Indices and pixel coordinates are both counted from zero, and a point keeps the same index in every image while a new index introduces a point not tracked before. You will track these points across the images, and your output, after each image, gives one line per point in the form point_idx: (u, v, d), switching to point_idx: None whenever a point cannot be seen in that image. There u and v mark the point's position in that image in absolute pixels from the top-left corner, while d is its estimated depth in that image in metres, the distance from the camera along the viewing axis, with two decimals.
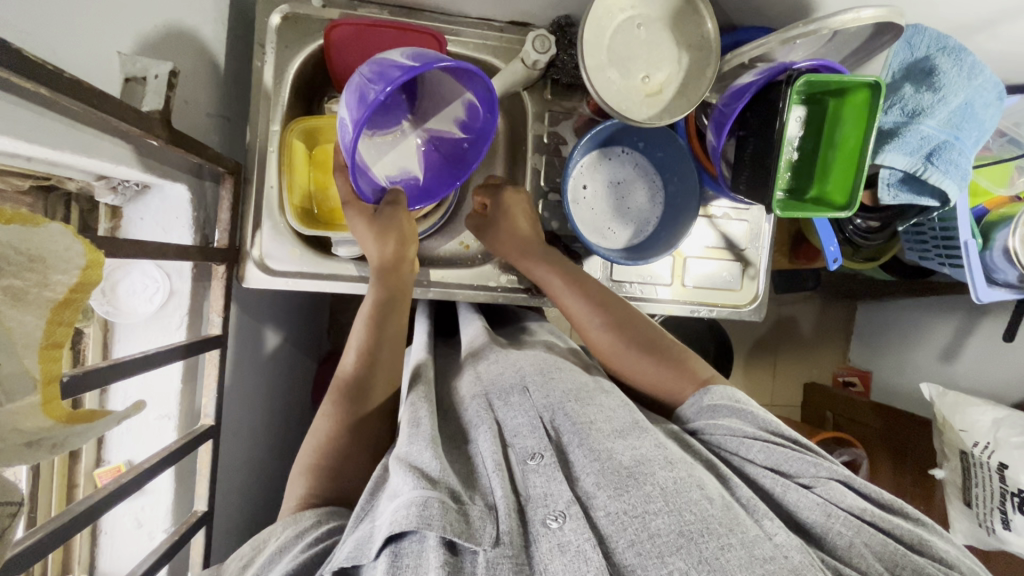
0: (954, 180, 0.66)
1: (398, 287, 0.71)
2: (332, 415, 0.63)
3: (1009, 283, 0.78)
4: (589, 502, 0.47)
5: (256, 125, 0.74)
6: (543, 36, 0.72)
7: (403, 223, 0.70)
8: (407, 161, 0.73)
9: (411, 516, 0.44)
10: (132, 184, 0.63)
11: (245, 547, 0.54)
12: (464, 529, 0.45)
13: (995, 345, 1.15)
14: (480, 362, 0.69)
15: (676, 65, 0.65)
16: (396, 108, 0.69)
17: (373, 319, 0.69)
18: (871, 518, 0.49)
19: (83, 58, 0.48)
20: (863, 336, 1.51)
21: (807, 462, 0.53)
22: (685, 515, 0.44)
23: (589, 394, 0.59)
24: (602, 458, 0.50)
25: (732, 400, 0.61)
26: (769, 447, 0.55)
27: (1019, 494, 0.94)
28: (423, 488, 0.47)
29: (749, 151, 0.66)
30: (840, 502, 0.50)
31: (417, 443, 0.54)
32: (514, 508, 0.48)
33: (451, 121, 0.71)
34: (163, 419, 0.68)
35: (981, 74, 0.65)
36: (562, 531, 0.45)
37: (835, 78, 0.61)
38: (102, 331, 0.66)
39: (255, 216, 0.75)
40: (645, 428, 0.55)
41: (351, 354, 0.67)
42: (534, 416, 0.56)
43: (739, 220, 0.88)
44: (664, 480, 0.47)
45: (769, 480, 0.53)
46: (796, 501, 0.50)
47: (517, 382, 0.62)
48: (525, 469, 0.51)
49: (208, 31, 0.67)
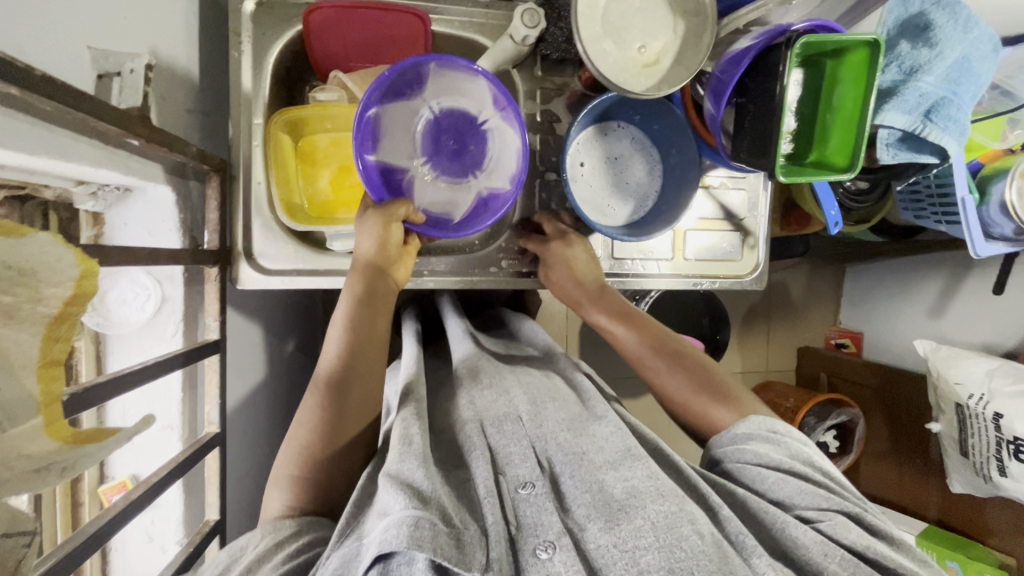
0: (953, 136, 0.65)
1: (375, 291, 0.69)
2: (312, 434, 0.61)
3: (1006, 237, 0.79)
4: (580, 534, 0.48)
5: (238, 119, 0.71)
6: (532, 10, 0.70)
7: (393, 222, 0.68)
8: (454, 206, 0.75)
9: (403, 536, 0.43)
10: (113, 188, 0.60)
11: (220, 554, 0.52)
12: (455, 554, 0.44)
13: (984, 298, 1.17)
14: (475, 386, 0.68)
15: (672, 33, 0.63)
16: (466, 160, 0.75)
17: (352, 326, 0.67)
18: (873, 555, 0.49)
19: (51, 54, 0.45)
20: (852, 298, 1.53)
21: (817, 496, 0.54)
22: (676, 551, 0.45)
23: (582, 425, 0.62)
24: (594, 490, 0.51)
25: (772, 429, 0.62)
26: (783, 479, 0.56)
27: (1015, 441, 0.96)
28: (414, 507, 0.46)
29: (748, 119, 0.65)
30: (842, 538, 0.50)
31: (408, 460, 0.53)
32: (505, 535, 0.48)
33: (506, 178, 0.74)
34: (167, 430, 0.66)
35: (977, 27, 0.65)
36: (551, 562, 0.46)
37: (835, 37, 0.60)
38: (94, 344, 0.64)
39: (244, 215, 0.72)
40: (639, 456, 0.55)
41: (332, 350, 0.66)
42: (526, 445, 0.57)
43: (736, 189, 0.87)
44: (655, 514, 0.48)
45: (769, 513, 0.53)
46: (796, 536, 0.50)
47: (510, 411, 0.62)
48: (515, 497, 0.52)
49: (180, 20, 0.63)
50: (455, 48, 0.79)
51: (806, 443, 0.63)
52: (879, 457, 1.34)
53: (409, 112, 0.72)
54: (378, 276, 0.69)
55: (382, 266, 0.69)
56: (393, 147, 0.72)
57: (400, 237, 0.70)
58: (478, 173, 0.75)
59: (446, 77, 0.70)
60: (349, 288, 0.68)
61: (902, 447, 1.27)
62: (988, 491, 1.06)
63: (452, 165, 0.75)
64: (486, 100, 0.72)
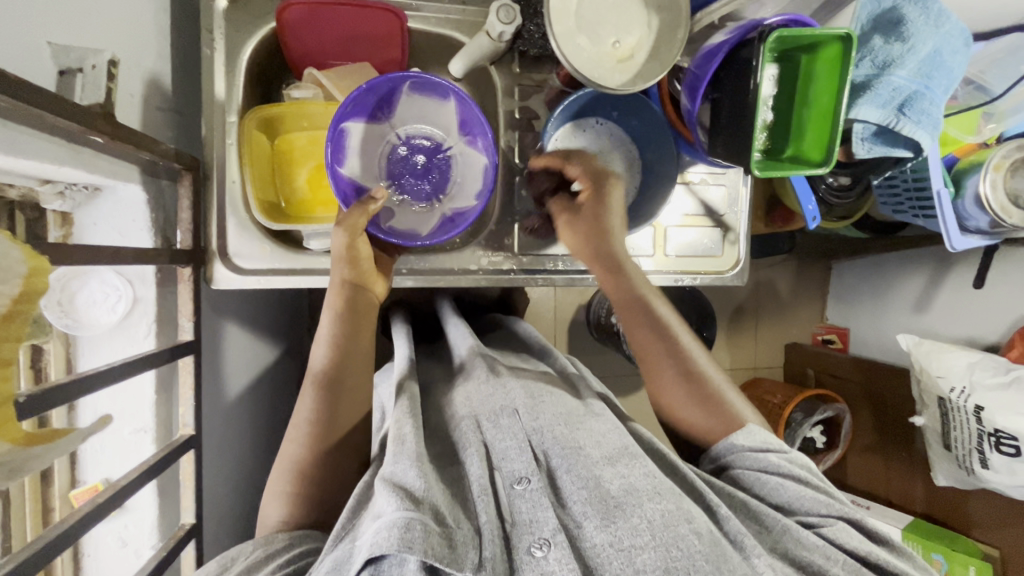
0: (926, 130, 0.66)
1: (355, 306, 0.68)
2: (308, 455, 0.62)
3: (981, 230, 0.79)
4: (576, 532, 0.48)
5: (211, 117, 0.70)
6: (508, 6, 0.69)
7: (356, 234, 0.66)
8: (421, 225, 0.76)
9: (393, 539, 0.43)
10: (81, 187, 0.59)
11: (211, 565, 0.54)
12: (447, 554, 0.44)
13: (966, 292, 1.18)
14: (469, 382, 0.68)
15: (646, 28, 0.63)
16: (433, 183, 0.77)
17: (337, 342, 0.67)
18: (874, 560, 0.52)
19: (6, 48, 0.44)
20: (839, 294, 1.54)
21: (818, 502, 0.57)
22: (672, 551, 0.44)
23: (579, 418, 0.61)
24: (591, 486, 0.51)
25: (767, 441, 0.63)
26: (783, 484, 0.58)
27: (995, 433, 0.97)
28: (406, 509, 0.45)
29: (724, 114, 0.65)
30: (843, 543, 0.52)
31: (401, 462, 0.53)
32: (498, 534, 0.48)
33: (471, 197, 0.75)
34: (140, 432, 0.65)
35: (948, 21, 0.65)
36: (546, 560, 0.45)
37: (807, 31, 0.60)
38: (64, 346, 0.62)
39: (218, 214, 0.71)
40: (635, 455, 0.55)
41: (321, 350, 0.66)
42: (522, 439, 0.57)
43: (717, 185, 0.87)
44: (651, 513, 0.47)
45: (773, 514, 0.55)
46: (800, 537, 0.52)
47: (506, 405, 0.61)
48: (511, 493, 0.52)
49: (150, 17, 0.62)
50: (432, 46, 0.79)
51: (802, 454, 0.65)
52: (864, 452, 1.35)
53: (379, 137, 0.75)
54: (356, 292, 0.68)
55: (359, 281, 0.68)
56: (362, 167, 0.74)
57: (367, 251, 0.68)
58: (444, 196, 0.77)
59: (416, 105, 0.74)
60: (330, 302, 0.68)
61: (888, 442, 1.28)
62: (971, 484, 1.07)
63: (419, 187, 0.76)
64: (453, 128, 0.76)
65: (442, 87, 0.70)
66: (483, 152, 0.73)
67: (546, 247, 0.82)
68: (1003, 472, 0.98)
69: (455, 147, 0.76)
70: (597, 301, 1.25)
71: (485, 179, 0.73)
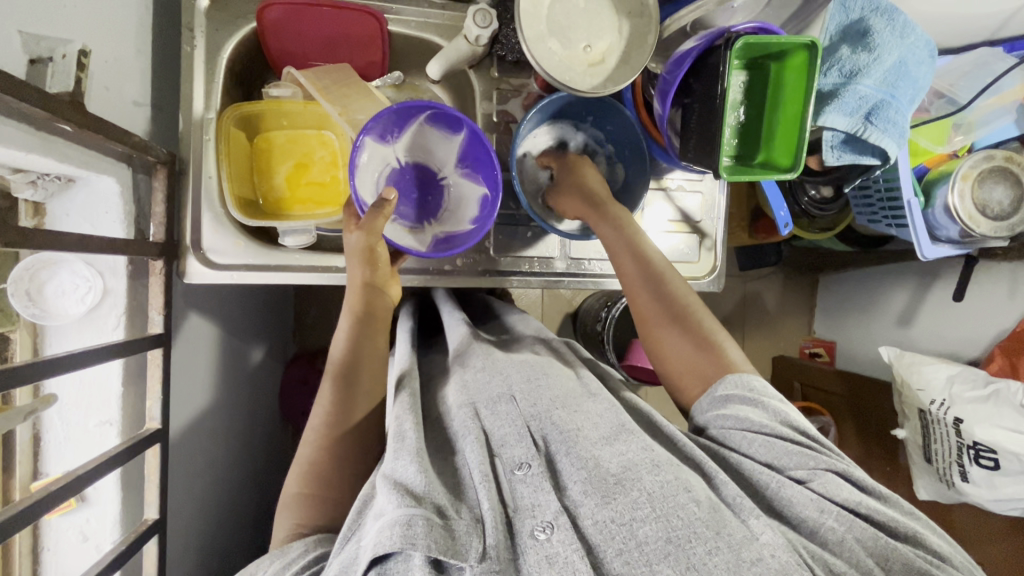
0: (893, 138, 0.67)
1: (371, 308, 0.70)
2: (317, 457, 0.63)
3: (951, 239, 0.81)
4: (576, 511, 0.48)
5: (190, 113, 0.71)
6: (484, 10, 0.70)
7: (376, 238, 0.68)
8: (415, 243, 0.75)
9: (395, 537, 0.44)
10: (54, 177, 0.59)
11: None
12: (449, 546, 0.45)
13: (947, 306, 1.18)
14: (466, 369, 0.67)
15: (616, 34, 0.64)
16: (425, 210, 0.77)
17: (353, 332, 0.68)
18: (865, 511, 0.51)
19: None
20: (826, 308, 1.54)
21: (806, 456, 0.55)
22: (672, 521, 0.45)
23: (577, 400, 0.60)
24: (589, 466, 0.51)
25: (748, 389, 0.61)
26: (770, 442, 0.56)
27: (974, 446, 0.97)
28: (407, 506, 0.47)
29: (694, 117, 0.66)
30: (833, 496, 0.52)
31: (402, 458, 0.54)
32: (501, 519, 0.49)
33: (466, 223, 0.75)
34: (105, 425, 0.65)
35: (913, 32, 0.67)
36: (550, 542, 0.46)
37: (773, 38, 0.61)
38: (30, 335, 0.61)
39: (193, 210, 0.72)
40: (632, 430, 0.55)
41: (340, 342, 0.69)
42: (521, 424, 0.57)
43: (694, 192, 0.88)
44: (651, 485, 0.48)
45: (764, 475, 0.55)
46: (790, 496, 0.52)
47: (504, 391, 0.61)
48: (512, 479, 0.52)
49: (130, 13, 0.64)
50: (412, 49, 0.80)
51: (786, 403, 0.63)
52: None
53: (382, 158, 0.73)
54: (373, 294, 0.70)
55: (377, 283, 0.70)
56: (368, 186, 0.71)
57: (385, 253, 0.70)
58: (435, 220, 0.77)
59: (420, 133, 0.74)
60: (349, 304, 0.70)
61: (870, 454, 1.28)
62: (951, 497, 1.06)
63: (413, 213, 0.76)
64: (450, 160, 0.76)
65: (459, 121, 0.70)
66: (482, 184, 0.74)
67: (523, 249, 0.83)
68: (982, 484, 0.97)
69: (451, 176, 0.77)
70: (584, 309, 1.25)
71: (482, 209, 0.75)
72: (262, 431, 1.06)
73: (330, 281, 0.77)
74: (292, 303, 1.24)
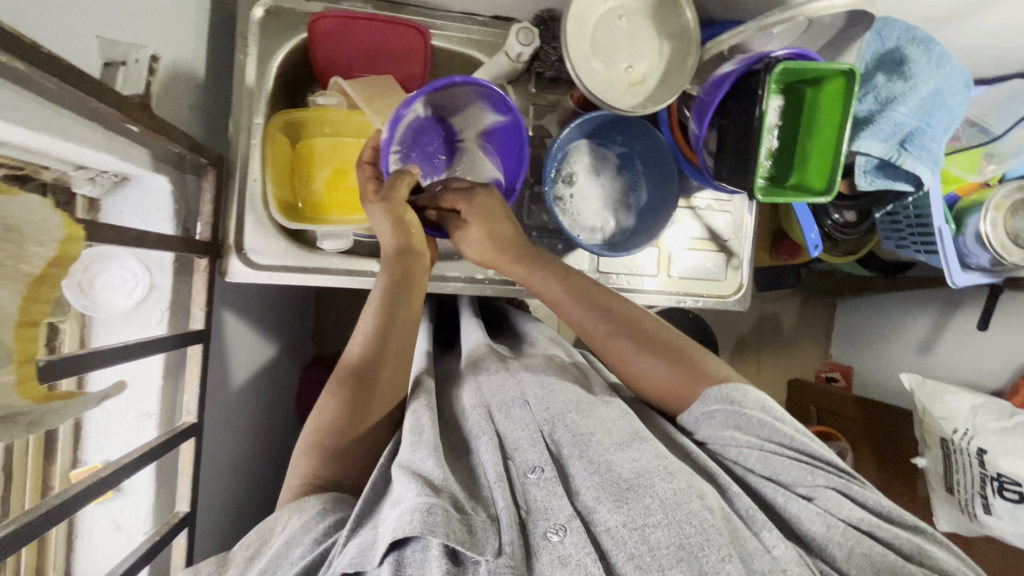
0: (927, 166, 0.68)
1: (408, 273, 0.69)
2: (331, 408, 0.61)
3: (982, 267, 0.81)
4: (590, 516, 0.49)
5: (239, 118, 0.74)
6: (527, 28, 0.73)
7: (401, 208, 0.69)
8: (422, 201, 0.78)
9: (416, 522, 0.45)
10: (111, 175, 0.62)
11: (249, 535, 0.53)
12: (467, 539, 0.46)
13: (970, 335, 1.17)
14: (480, 374, 0.68)
15: (657, 55, 0.66)
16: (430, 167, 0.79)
17: (383, 308, 0.67)
18: (870, 528, 0.50)
19: (60, 40, 0.48)
20: (843, 332, 1.54)
21: (805, 471, 0.53)
22: (684, 528, 0.45)
23: (590, 405, 0.60)
24: (602, 470, 0.51)
25: (728, 400, 0.58)
26: (765, 457, 0.55)
27: (998, 477, 0.95)
28: (426, 494, 0.48)
29: (730, 139, 0.67)
30: (837, 513, 0.51)
31: (420, 451, 0.54)
32: (516, 520, 0.49)
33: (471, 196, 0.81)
34: (144, 417, 0.67)
35: (949, 62, 0.68)
36: (562, 544, 0.46)
37: (812, 64, 0.62)
38: (80, 327, 0.62)
39: (238, 211, 0.74)
40: (645, 439, 0.55)
41: (358, 343, 0.65)
42: (534, 429, 0.57)
43: (722, 212, 0.89)
44: (665, 492, 0.48)
45: (771, 489, 0.54)
46: (798, 512, 0.51)
47: (517, 396, 0.62)
48: (525, 482, 0.53)
49: (190, 21, 0.67)
50: (453, 63, 0.83)
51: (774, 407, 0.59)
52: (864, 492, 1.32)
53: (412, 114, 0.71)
54: (410, 258, 0.70)
55: (413, 249, 0.70)
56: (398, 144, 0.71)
57: (415, 218, 0.71)
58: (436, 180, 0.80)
59: (453, 98, 0.73)
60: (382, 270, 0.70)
61: (888, 482, 1.26)
62: (973, 530, 1.03)
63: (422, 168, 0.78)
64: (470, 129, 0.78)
65: (507, 110, 0.72)
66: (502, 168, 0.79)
67: None
68: (1006, 518, 0.95)
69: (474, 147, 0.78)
70: None
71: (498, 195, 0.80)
72: (280, 432, 1.07)
73: (360, 285, 0.79)
74: (313, 306, 1.27)
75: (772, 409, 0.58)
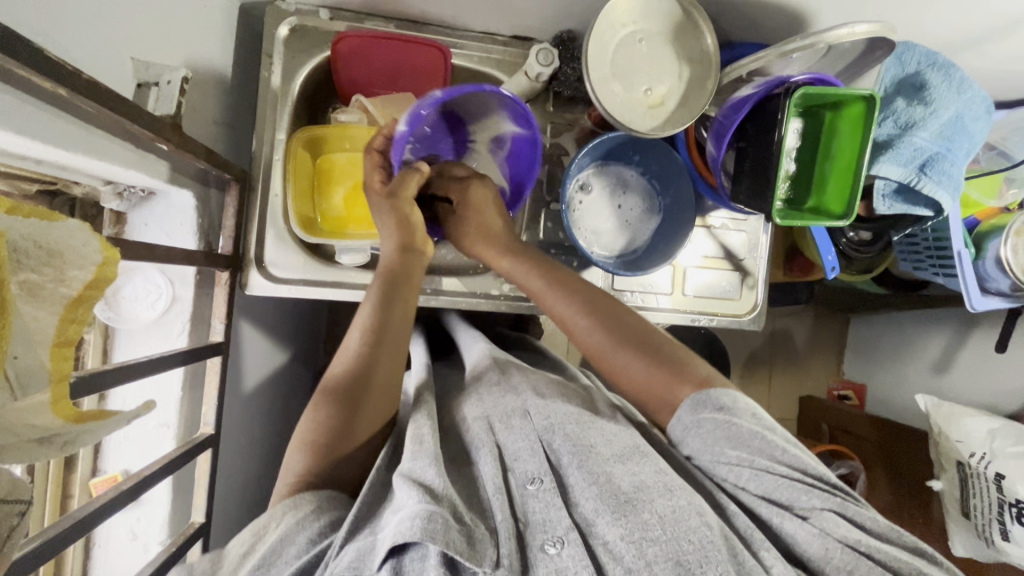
0: (947, 190, 0.68)
1: (408, 270, 0.69)
2: (327, 409, 0.60)
3: (1002, 292, 0.80)
4: (589, 529, 0.49)
5: (263, 133, 0.75)
6: (547, 50, 0.75)
7: (409, 206, 0.70)
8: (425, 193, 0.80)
9: (416, 528, 0.45)
10: (138, 190, 0.63)
11: (246, 531, 0.52)
12: (466, 549, 0.46)
13: (987, 356, 1.16)
14: (481, 386, 0.68)
15: (677, 79, 0.67)
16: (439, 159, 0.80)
17: (380, 302, 0.66)
18: (868, 550, 0.47)
19: (96, 60, 0.49)
20: (856, 350, 1.52)
21: (801, 490, 0.50)
22: (683, 544, 0.45)
23: (591, 417, 0.60)
24: (601, 481, 0.51)
25: (717, 408, 0.55)
26: (759, 473, 0.52)
27: (1016, 504, 0.93)
28: (427, 502, 0.48)
29: (749, 161, 0.68)
30: (835, 533, 0.48)
31: (420, 460, 0.54)
32: (514, 532, 0.49)
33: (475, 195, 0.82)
34: (163, 427, 0.67)
35: (970, 88, 0.68)
36: (559, 556, 0.46)
37: (831, 90, 0.62)
38: (103, 337, 0.65)
39: (259, 225, 0.75)
40: (646, 453, 0.55)
41: (355, 336, 0.64)
42: (534, 440, 0.57)
43: (737, 231, 0.89)
44: (663, 508, 0.47)
45: (766, 509, 0.51)
46: (794, 532, 0.49)
47: (517, 407, 0.62)
48: (524, 494, 0.53)
49: (218, 39, 0.68)
50: (472, 81, 0.84)
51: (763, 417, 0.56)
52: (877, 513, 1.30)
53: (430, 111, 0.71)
54: (412, 258, 0.70)
55: (413, 247, 0.70)
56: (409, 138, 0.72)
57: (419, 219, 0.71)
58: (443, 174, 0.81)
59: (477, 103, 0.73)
60: (384, 265, 0.69)
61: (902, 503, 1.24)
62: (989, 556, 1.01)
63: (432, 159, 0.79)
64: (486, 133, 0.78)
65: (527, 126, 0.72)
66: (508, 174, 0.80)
67: None
68: None
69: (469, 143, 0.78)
70: None
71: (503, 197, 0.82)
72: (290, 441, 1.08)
73: None
74: (326, 316, 1.27)
75: (761, 419, 0.56)
